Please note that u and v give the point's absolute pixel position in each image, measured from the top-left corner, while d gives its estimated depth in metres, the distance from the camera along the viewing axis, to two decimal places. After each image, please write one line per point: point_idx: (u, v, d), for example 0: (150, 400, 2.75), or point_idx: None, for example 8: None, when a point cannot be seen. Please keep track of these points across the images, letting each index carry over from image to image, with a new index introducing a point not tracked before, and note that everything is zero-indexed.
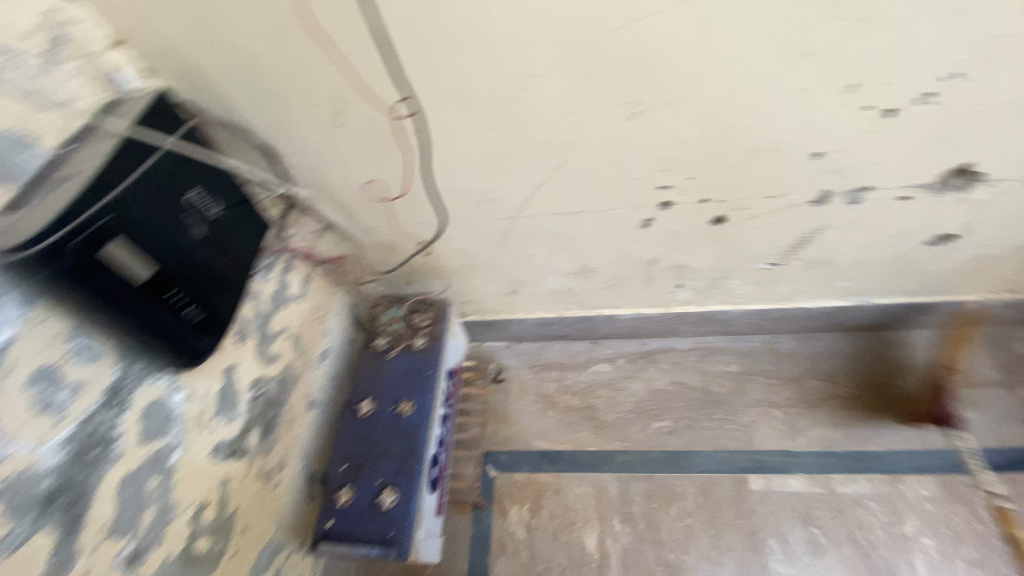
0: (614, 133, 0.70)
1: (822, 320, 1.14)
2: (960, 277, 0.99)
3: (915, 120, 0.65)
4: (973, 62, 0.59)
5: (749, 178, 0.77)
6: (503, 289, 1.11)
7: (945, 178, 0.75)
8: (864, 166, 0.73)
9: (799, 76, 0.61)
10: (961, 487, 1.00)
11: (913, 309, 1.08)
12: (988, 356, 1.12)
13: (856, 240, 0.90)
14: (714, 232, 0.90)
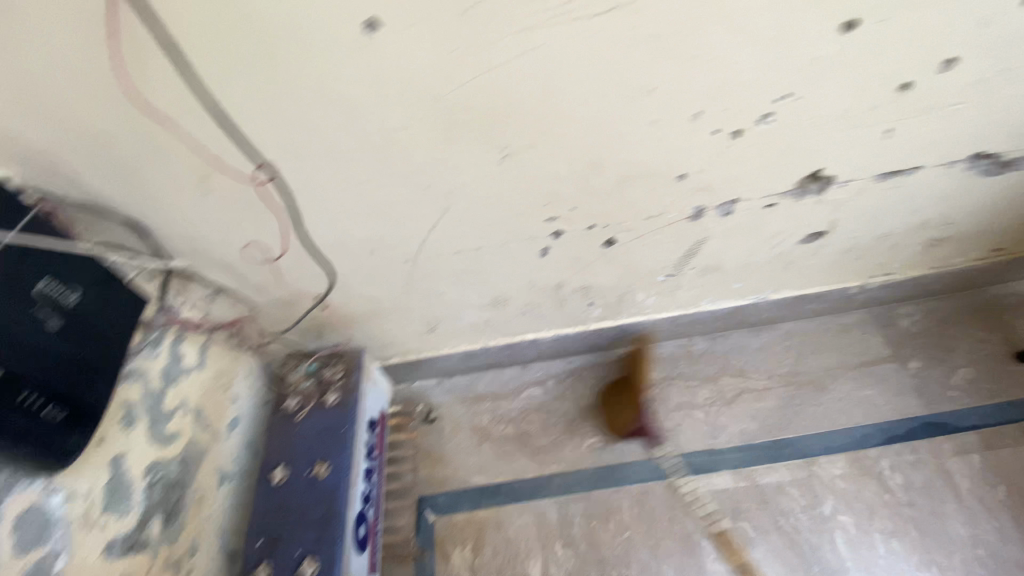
0: (489, 175, 0.71)
1: (727, 319, 1.22)
2: (838, 266, 1.08)
3: (757, 139, 0.71)
4: (798, 84, 0.64)
5: (628, 203, 0.81)
6: (420, 329, 1.08)
7: (801, 184, 0.82)
8: (725, 182, 0.79)
9: (645, 111, 0.65)
10: (868, 461, 1.07)
11: (803, 298, 1.17)
12: (878, 334, 1.21)
13: (739, 245, 0.96)
14: (609, 253, 0.94)
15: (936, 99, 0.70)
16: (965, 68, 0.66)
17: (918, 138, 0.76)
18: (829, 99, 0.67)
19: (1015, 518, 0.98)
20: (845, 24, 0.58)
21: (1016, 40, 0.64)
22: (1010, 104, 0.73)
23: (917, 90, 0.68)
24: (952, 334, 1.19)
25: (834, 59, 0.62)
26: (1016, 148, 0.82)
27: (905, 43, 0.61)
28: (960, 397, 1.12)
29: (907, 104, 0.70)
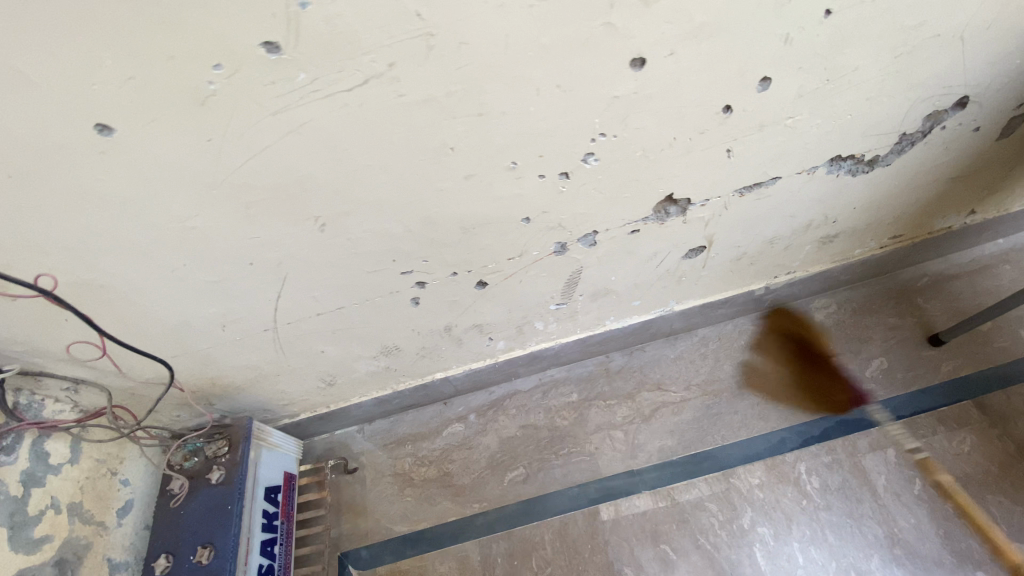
0: (315, 245, 0.68)
1: (639, 334, 1.21)
2: (734, 275, 1.07)
3: (588, 177, 0.70)
4: (609, 122, 0.62)
5: (484, 248, 0.78)
6: (318, 386, 1.05)
7: (658, 209, 0.81)
8: (575, 217, 0.77)
9: (456, 167, 0.62)
10: (785, 467, 1.06)
11: (710, 305, 1.16)
12: (793, 331, 1.21)
13: (621, 268, 0.95)
14: (487, 294, 0.90)
15: (766, 117, 0.67)
16: (786, 85, 0.63)
17: (764, 154, 0.74)
18: (649, 131, 0.65)
19: (930, 512, 0.98)
20: (634, 60, 0.55)
21: (830, 51, 0.61)
22: (849, 110, 0.70)
23: (742, 110, 0.65)
24: (866, 323, 1.18)
25: (637, 93, 0.59)
26: (874, 148, 0.79)
27: (708, 70, 0.59)
28: (874, 388, 1.11)
29: (737, 124, 0.67)
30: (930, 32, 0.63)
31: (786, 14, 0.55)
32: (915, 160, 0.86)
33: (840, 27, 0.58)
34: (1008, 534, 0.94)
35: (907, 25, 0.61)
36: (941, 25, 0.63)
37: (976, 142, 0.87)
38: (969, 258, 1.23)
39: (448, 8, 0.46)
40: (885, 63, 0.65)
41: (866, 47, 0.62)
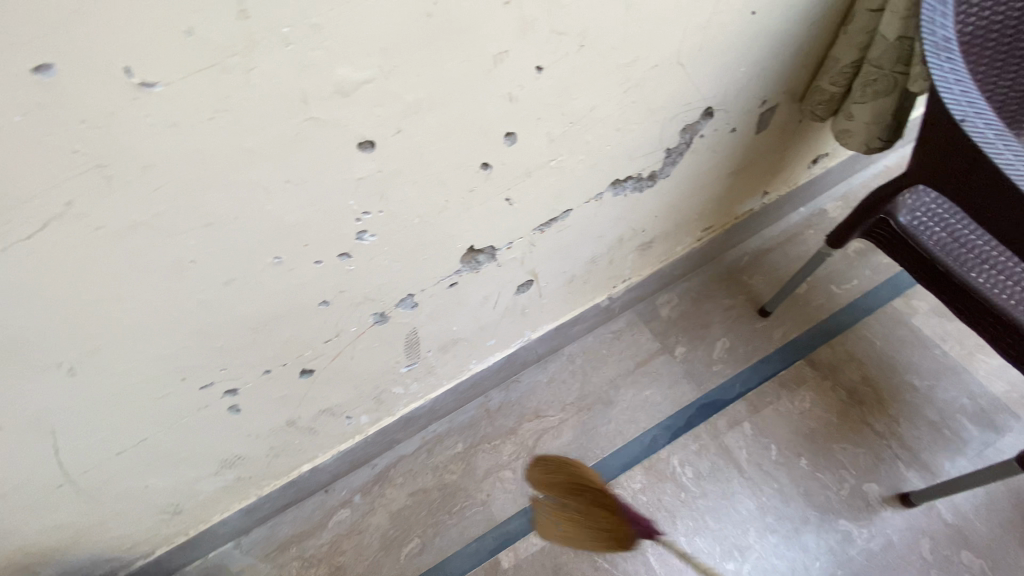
0: (77, 390, 0.61)
1: (508, 368, 1.21)
2: (573, 292, 1.12)
3: (372, 252, 0.69)
4: (366, 202, 0.62)
5: (289, 338, 0.74)
6: (162, 518, 0.94)
7: (467, 258, 0.82)
8: (380, 289, 0.76)
9: (209, 275, 0.59)
10: (661, 464, 1.11)
11: (565, 325, 1.20)
12: (645, 330, 1.28)
13: (457, 318, 0.94)
14: (319, 378, 0.85)
15: (527, 162, 0.71)
16: (532, 134, 0.67)
17: (542, 194, 0.79)
18: (415, 200, 0.66)
19: (790, 473, 1.07)
20: (362, 143, 0.55)
21: (560, 98, 0.65)
22: (605, 138, 0.76)
23: (501, 162, 0.68)
24: (705, 308, 1.29)
25: (383, 171, 0.59)
26: (648, 165, 0.88)
27: (445, 138, 0.60)
28: (723, 368, 1.21)
29: (503, 173, 0.70)
30: (648, 64, 0.69)
31: (499, 78, 0.58)
32: (690, 167, 0.96)
33: (558, 76, 0.62)
34: (856, 477, 1.05)
35: (623, 64, 0.66)
36: (655, 58, 0.68)
37: (738, 141, 0.97)
38: (779, 230, 1.37)
39: (111, 140, 0.43)
40: (618, 97, 0.71)
41: (594, 88, 0.67)
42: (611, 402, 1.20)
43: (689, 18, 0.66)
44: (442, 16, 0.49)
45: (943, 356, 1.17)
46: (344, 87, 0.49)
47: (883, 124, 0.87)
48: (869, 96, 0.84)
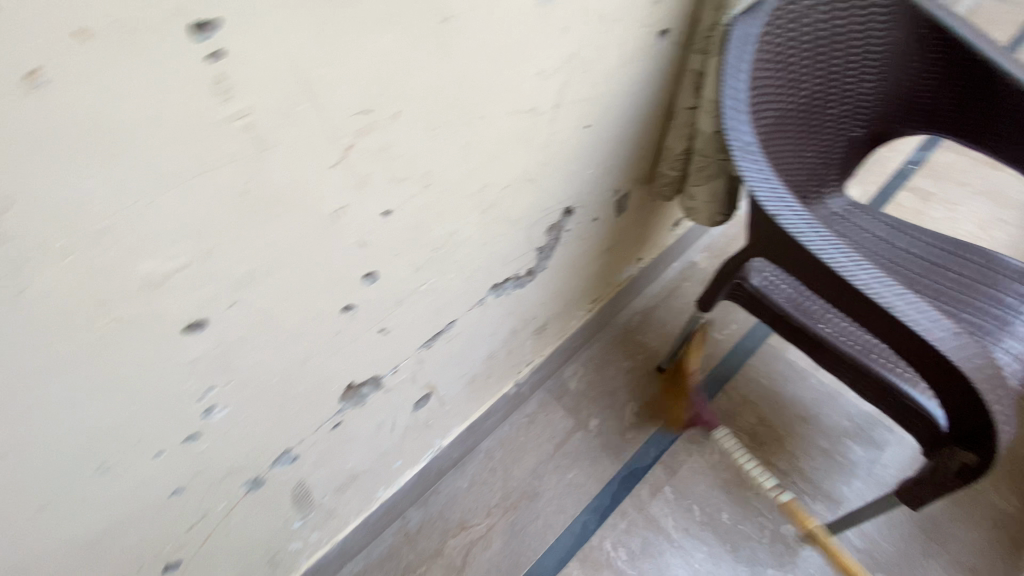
0: None
1: (424, 482, 1.12)
2: (479, 391, 1.08)
3: (229, 421, 0.61)
4: (210, 378, 0.55)
5: (139, 537, 0.63)
6: None
7: (347, 395, 0.74)
8: (249, 452, 0.67)
9: (14, 511, 0.48)
10: (594, 552, 1.08)
11: (475, 424, 1.14)
12: (557, 408, 1.27)
13: (352, 453, 0.85)
14: (191, 565, 0.73)
15: (395, 293, 0.67)
16: (394, 269, 0.65)
17: (420, 317, 0.75)
18: (271, 361, 0.60)
19: (714, 531, 1.08)
20: (190, 325, 0.50)
21: (415, 232, 0.64)
22: (471, 250, 0.75)
23: (365, 301, 0.64)
24: (609, 375, 1.32)
25: (222, 345, 0.54)
26: (523, 265, 0.89)
27: (293, 295, 0.56)
28: (637, 434, 1.22)
29: (370, 310, 0.66)
30: (498, 185, 0.70)
31: (343, 230, 0.55)
32: (564, 256, 0.99)
33: (407, 215, 0.61)
34: (773, 521, 1.09)
35: (474, 191, 0.67)
36: (503, 179, 0.70)
37: (601, 225, 1.03)
38: (660, 287, 1.46)
39: None
40: (476, 218, 0.71)
41: (450, 216, 0.66)
42: (534, 494, 1.15)
43: (528, 141, 0.69)
44: (261, 191, 0.46)
45: (819, 383, 1.26)
46: (152, 280, 0.44)
47: (721, 202, 0.96)
48: (704, 180, 0.93)
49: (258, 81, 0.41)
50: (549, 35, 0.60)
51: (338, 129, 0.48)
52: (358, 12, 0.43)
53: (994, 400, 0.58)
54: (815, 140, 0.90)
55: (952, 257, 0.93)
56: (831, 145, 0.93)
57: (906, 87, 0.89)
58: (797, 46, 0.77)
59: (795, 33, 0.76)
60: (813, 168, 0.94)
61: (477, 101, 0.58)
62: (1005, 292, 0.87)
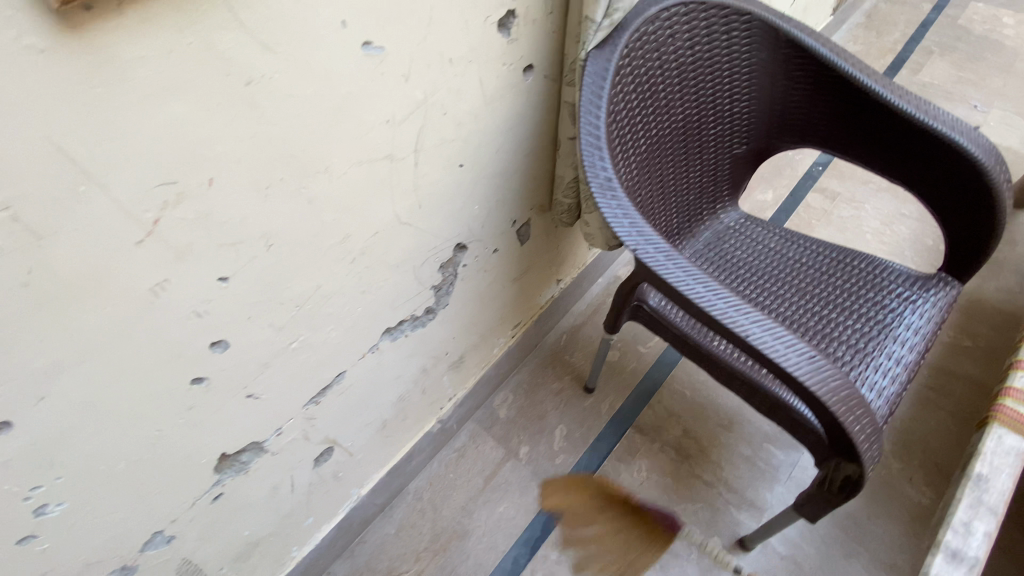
0: None
1: (348, 533, 1.07)
2: (395, 433, 1.04)
3: (73, 513, 0.57)
4: (35, 475, 0.51)
5: None
6: None
7: (224, 465, 0.71)
8: (109, 540, 0.62)
9: None
10: None
11: (398, 466, 1.10)
12: (487, 439, 1.24)
13: (246, 519, 0.81)
14: None
15: (255, 357, 0.64)
16: (250, 332, 0.61)
17: (298, 374, 0.72)
18: (113, 444, 0.56)
19: (644, 552, 1.08)
20: None
21: (268, 292, 0.60)
22: (347, 301, 0.71)
23: (218, 370, 0.61)
24: (539, 400, 1.30)
25: (42, 439, 0.49)
26: (419, 304, 0.86)
27: (124, 374, 0.52)
28: (566, 458, 1.20)
29: (226, 379, 0.63)
30: (365, 235, 0.67)
31: (171, 303, 0.52)
32: (469, 291, 0.97)
33: (249, 280, 0.58)
34: (700, 535, 1.09)
35: (333, 243, 0.64)
36: (370, 228, 0.67)
37: (505, 256, 1.01)
38: (584, 305, 1.46)
39: None
40: (345, 269, 0.68)
41: (309, 272, 0.63)
42: (465, 531, 1.12)
43: (392, 189, 0.67)
44: (52, 278, 0.43)
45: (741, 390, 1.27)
46: None
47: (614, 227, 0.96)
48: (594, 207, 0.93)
49: (11, 169, 0.37)
50: (390, 84, 0.58)
51: (138, 204, 0.45)
52: (131, 84, 0.40)
53: (852, 421, 0.58)
54: (696, 159, 0.92)
55: (840, 263, 0.93)
56: (714, 162, 0.96)
57: (779, 102, 0.90)
58: (660, 73, 0.78)
59: (654, 60, 0.76)
60: (699, 185, 0.97)
61: (314, 157, 0.55)
62: (889, 297, 0.87)
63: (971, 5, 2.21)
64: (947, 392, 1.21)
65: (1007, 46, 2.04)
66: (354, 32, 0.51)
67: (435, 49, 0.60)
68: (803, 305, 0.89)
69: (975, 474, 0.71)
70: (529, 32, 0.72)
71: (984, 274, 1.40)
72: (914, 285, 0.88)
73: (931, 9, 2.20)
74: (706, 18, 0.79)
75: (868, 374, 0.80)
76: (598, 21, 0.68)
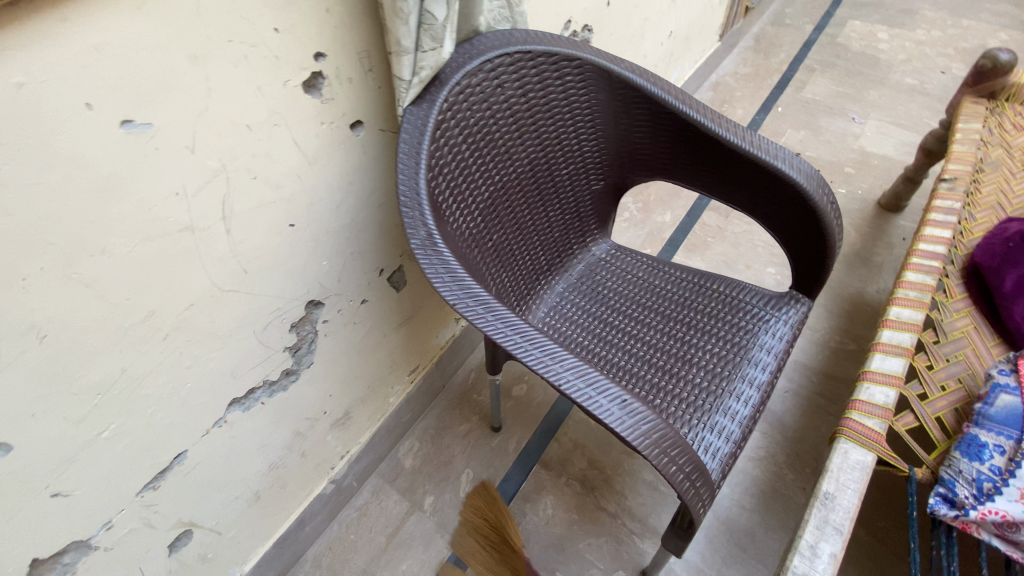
0: None
1: None
2: (275, 501, 0.98)
3: None
4: None
5: None
6: None
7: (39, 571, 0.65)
8: None
9: None
10: None
11: (289, 534, 1.04)
12: (390, 493, 1.19)
13: None
14: None
15: (53, 454, 0.59)
16: (40, 429, 0.57)
17: (120, 462, 0.67)
18: None
19: None
20: None
21: (53, 385, 0.56)
22: (169, 377, 0.68)
23: (4, 475, 0.56)
24: (444, 445, 1.25)
25: None
26: (272, 369, 0.83)
27: None
28: None
29: (19, 482, 0.57)
30: (175, 309, 0.64)
31: None
32: (338, 347, 0.94)
33: (21, 376, 0.53)
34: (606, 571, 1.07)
35: (132, 323, 0.60)
36: (181, 302, 0.64)
37: (379, 306, 0.99)
38: None
39: None
40: (158, 346, 0.64)
41: (109, 357, 0.60)
42: None
43: (201, 259, 0.64)
44: None
45: None
46: None
47: None
48: None
49: None
50: (169, 158, 0.56)
51: None
52: None
53: (668, 463, 0.58)
54: (553, 198, 0.94)
55: (702, 287, 0.95)
56: (573, 200, 0.97)
57: (625, 139, 0.92)
58: (491, 122, 0.79)
59: (483, 110, 0.78)
60: (561, 222, 0.98)
61: (84, 239, 0.53)
62: (747, 319, 0.90)
63: (847, 24, 2.38)
64: (834, 397, 1.26)
65: (880, 60, 2.19)
66: (104, 113, 0.49)
67: (224, 118, 0.59)
68: (666, 333, 0.90)
69: (822, 493, 0.72)
70: (347, 90, 0.71)
71: (865, 278, 1.47)
72: (769, 304, 0.91)
73: (813, 29, 2.36)
74: (534, 65, 0.80)
75: (726, 400, 0.81)
76: (407, 79, 0.68)
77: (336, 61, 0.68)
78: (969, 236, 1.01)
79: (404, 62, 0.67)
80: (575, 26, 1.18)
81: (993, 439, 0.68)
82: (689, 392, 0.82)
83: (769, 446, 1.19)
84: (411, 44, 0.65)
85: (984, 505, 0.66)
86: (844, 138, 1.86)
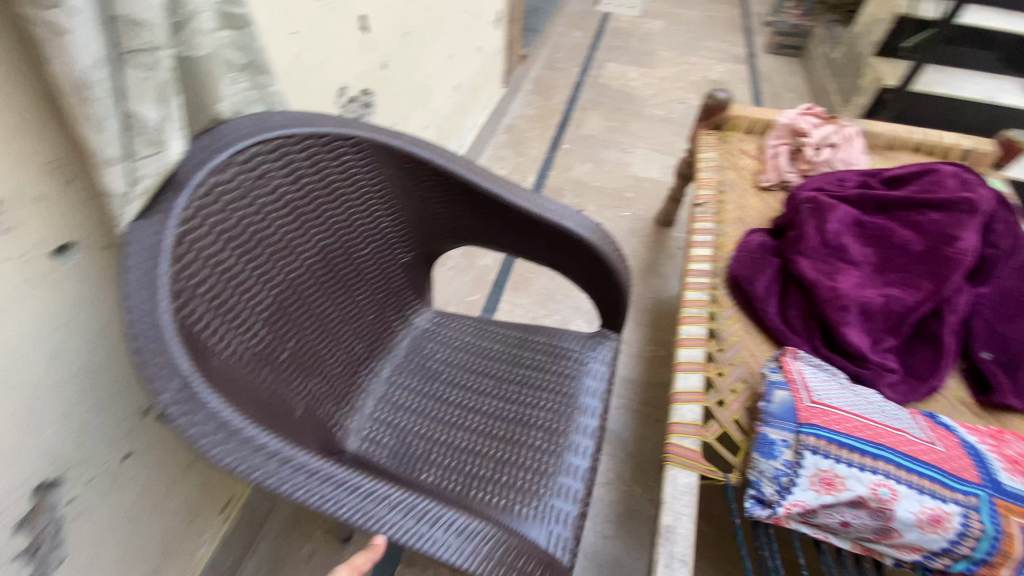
0: None
1: None
2: None
3: None
4: None
5: None
6: None
7: None
8: None
9: None
10: None
11: None
12: None
13: None
14: None
15: None
16: None
17: None
18: None
19: None
20: None
21: None
22: None
23: None
24: None
25: None
26: None
27: None
28: None
29: None
30: None
31: None
32: (100, 523, 0.72)
33: None
34: None
35: None
36: None
37: (159, 450, 0.79)
38: None
39: None
40: None
41: None
42: None
43: None
44: None
45: None
46: None
47: None
48: None
49: None
50: None
51: None
52: None
53: None
54: (356, 282, 0.86)
55: (527, 342, 0.97)
56: (381, 277, 0.90)
57: (423, 209, 0.89)
58: (260, 219, 0.68)
59: (247, 208, 0.66)
60: (373, 304, 0.90)
61: None
62: (571, 365, 0.93)
63: (605, 66, 2.77)
64: (658, 403, 1.39)
65: (635, 96, 2.58)
66: None
67: None
68: (501, 399, 0.88)
69: (663, 527, 0.76)
70: (39, 212, 0.54)
71: (661, 288, 1.68)
72: (585, 346, 0.96)
73: (579, 72, 2.68)
74: (302, 149, 0.72)
75: (567, 457, 0.81)
76: (122, 191, 0.54)
77: (10, 181, 0.51)
78: (725, 250, 1.21)
79: (113, 173, 0.53)
80: (350, 92, 1.13)
81: (779, 434, 0.79)
82: (533, 458, 0.81)
83: (617, 467, 1.26)
84: (117, 151, 0.52)
85: (786, 499, 0.75)
86: (620, 166, 2.13)
